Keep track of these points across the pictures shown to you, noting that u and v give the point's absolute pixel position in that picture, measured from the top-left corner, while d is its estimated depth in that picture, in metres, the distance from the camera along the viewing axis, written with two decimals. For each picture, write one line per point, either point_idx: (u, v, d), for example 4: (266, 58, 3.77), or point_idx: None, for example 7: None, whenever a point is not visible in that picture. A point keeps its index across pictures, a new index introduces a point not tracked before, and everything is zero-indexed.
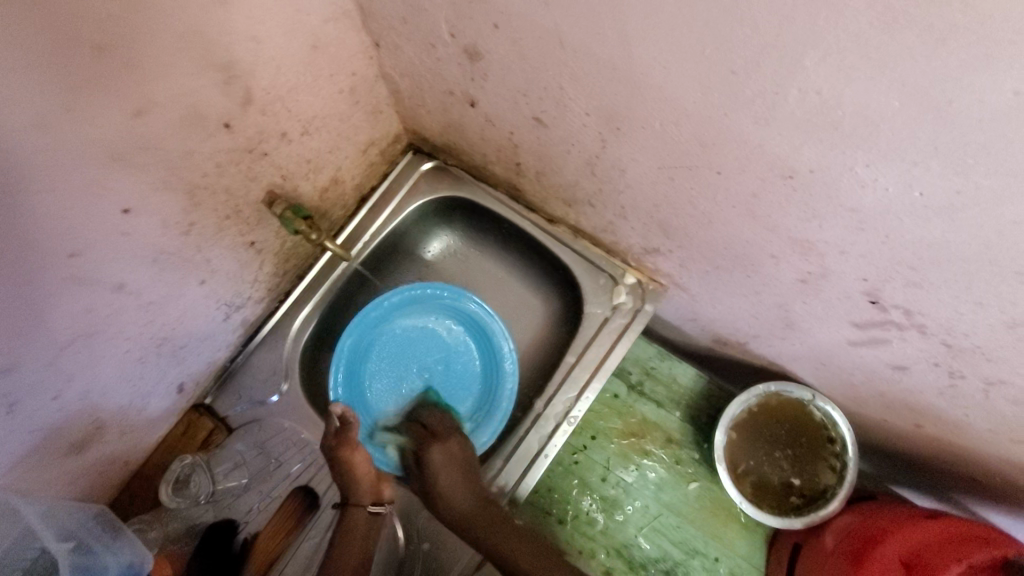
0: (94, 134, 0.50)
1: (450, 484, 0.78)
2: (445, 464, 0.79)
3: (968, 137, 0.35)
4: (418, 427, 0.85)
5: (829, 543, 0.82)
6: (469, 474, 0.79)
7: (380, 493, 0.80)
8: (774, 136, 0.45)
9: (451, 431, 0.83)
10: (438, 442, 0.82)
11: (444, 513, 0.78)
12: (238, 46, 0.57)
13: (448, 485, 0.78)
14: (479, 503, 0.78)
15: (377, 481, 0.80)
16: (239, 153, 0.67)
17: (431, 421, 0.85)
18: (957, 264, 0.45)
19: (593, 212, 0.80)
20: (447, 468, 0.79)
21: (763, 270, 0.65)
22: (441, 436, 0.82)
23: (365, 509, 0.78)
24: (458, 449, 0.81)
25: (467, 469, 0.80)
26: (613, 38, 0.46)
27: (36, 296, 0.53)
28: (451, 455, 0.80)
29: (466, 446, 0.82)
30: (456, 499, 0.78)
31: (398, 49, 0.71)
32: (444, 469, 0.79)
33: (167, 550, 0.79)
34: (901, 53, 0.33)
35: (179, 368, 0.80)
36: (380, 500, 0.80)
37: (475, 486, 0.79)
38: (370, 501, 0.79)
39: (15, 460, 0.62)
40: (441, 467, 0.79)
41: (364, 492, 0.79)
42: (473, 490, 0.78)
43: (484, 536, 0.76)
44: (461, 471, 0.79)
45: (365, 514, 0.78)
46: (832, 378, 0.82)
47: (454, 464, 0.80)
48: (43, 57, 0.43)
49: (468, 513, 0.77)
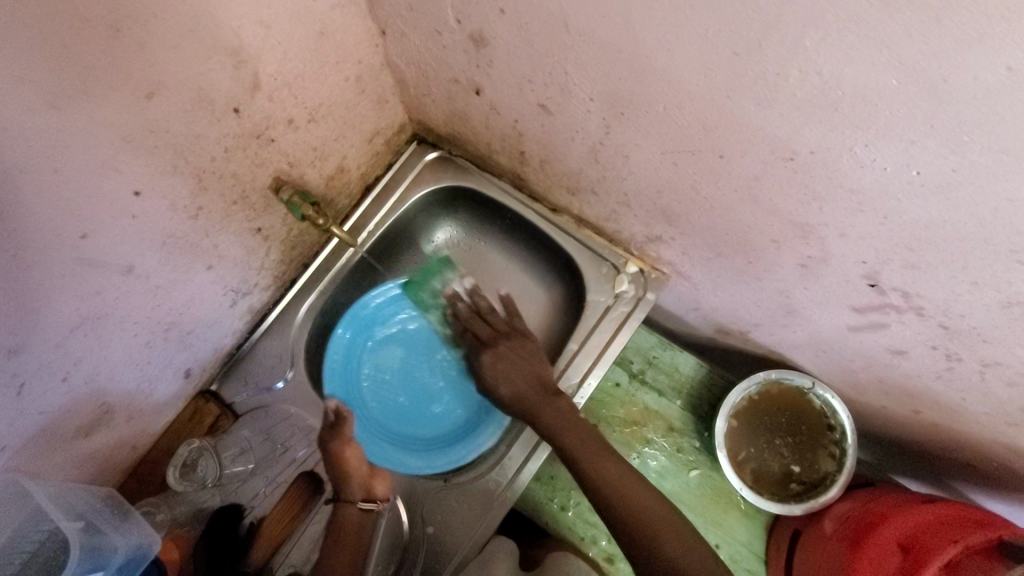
0: (105, 116, 0.51)
1: (512, 372, 0.85)
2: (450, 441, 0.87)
3: (963, 113, 0.36)
4: (469, 333, 0.92)
5: (827, 529, 0.83)
6: (524, 365, 0.85)
7: (372, 489, 0.84)
8: (776, 118, 0.45)
9: (503, 335, 0.89)
10: (512, 342, 0.88)
11: (504, 397, 0.84)
12: (247, 31, 0.58)
13: (504, 369, 0.86)
14: (541, 393, 0.81)
15: (369, 477, 0.85)
16: (247, 139, 0.68)
17: (483, 318, 0.92)
18: (954, 243, 0.46)
19: (596, 200, 0.81)
20: (506, 369, 0.86)
21: (764, 255, 0.66)
22: (501, 334, 0.89)
23: (355, 506, 0.83)
24: (534, 350, 0.86)
25: (529, 363, 0.85)
26: (617, 21, 0.47)
27: (47, 275, 0.54)
28: (506, 355, 0.87)
29: (524, 343, 0.87)
30: (523, 389, 0.83)
31: (404, 37, 0.72)
32: (502, 359, 0.86)
33: (176, 534, 0.83)
34: (898, 30, 0.34)
35: (186, 353, 0.81)
36: (371, 498, 0.84)
37: (529, 377, 0.83)
38: (359, 497, 0.83)
39: (24, 440, 0.63)
40: (503, 361, 0.86)
41: (355, 489, 0.84)
42: (533, 384, 0.82)
43: (548, 423, 0.79)
44: (519, 369, 0.85)
45: (357, 510, 0.83)
46: (832, 365, 0.83)
47: (511, 356, 0.86)
48: (57, 38, 0.43)
49: (532, 402, 0.81)
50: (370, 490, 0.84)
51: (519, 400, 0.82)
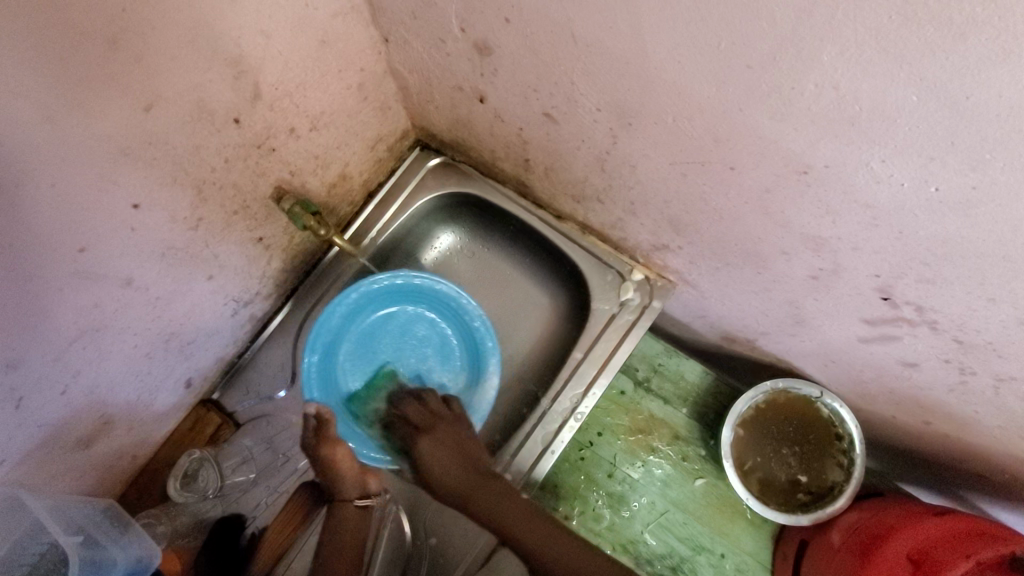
0: (103, 128, 0.50)
1: (444, 461, 0.77)
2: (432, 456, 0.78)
3: (986, 132, 0.35)
4: (404, 421, 0.81)
5: (835, 540, 0.83)
6: (461, 450, 0.78)
7: (366, 485, 0.81)
8: (789, 131, 0.44)
9: (439, 417, 0.81)
10: (427, 433, 0.79)
11: (435, 486, 0.77)
12: (248, 40, 0.57)
13: (439, 461, 0.77)
14: (476, 481, 0.76)
15: (363, 475, 0.81)
16: (248, 148, 0.67)
17: (410, 408, 0.82)
18: (971, 260, 0.45)
19: (601, 208, 0.79)
20: (438, 450, 0.78)
21: (774, 266, 0.64)
22: (424, 425, 0.80)
23: (352, 504, 0.80)
24: (446, 434, 0.79)
25: (455, 445, 0.78)
26: (626, 33, 0.46)
27: (44, 289, 0.53)
28: (443, 442, 0.78)
29: (455, 427, 0.80)
30: (450, 479, 0.77)
31: (407, 44, 0.71)
32: (437, 449, 0.78)
33: (176, 545, 0.82)
34: (920, 47, 0.33)
35: (187, 363, 0.80)
36: (367, 494, 0.81)
37: (471, 462, 0.77)
38: (356, 495, 0.80)
39: (23, 454, 0.62)
40: (434, 450, 0.78)
41: (351, 488, 0.80)
42: (467, 472, 0.77)
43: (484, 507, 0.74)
44: (450, 444, 0.78)
45: (353, 508, 0.80)
46: (840, 375, 0.81)
47: (446, 444, 0.78)
48: (54, 51, 0.42)
49: (466, 489, 0.76)
50: (366, 487, 0.81)
51: (451, 486, 0.76)
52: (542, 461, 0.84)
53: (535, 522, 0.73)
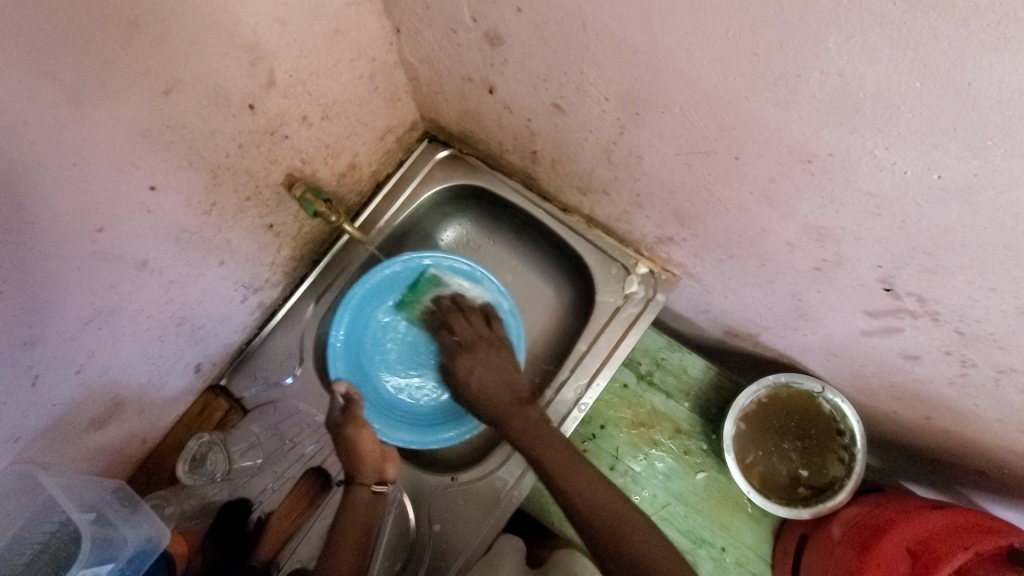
0: (123, 110, 0.51)
1: (485, 379, 0.81)
2: (479, 368, 0.82)
3: (987, 118, 0.36)
4: (450, 336, 0.86)
5: (836, 533, 0.83)
6: (502, 371, 0.81)
7: (383, 472, 0.80)
8: (795, 120, 0.45)
9: (482, 338, 0.84)
10: (467, 352, 0.84)
11: (471, 395, 0.81)
12: (264, 27, 0.58)
13: (481, 376, 0.81)
14: (513, 403, 0.79)
15: (381, 461, 0.80)
16: (261, 135, 0.68)
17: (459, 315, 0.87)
18: (972, 249, 0.46)
19: (607, 200, 0.80)
20: (479, 369, 0.82)
21: (778, 258, 0.65)
22: (468, 344, 0.84)
23: (367, 488, 0.79)
24: (487, 356, 0.83)
25: (499, 370, 0.81)
26: (636, 21, 0.47)
27: (63, 267, 0.54)
28: (485, 357, 0.82)
29: (498, 356, 0.82)
30: (492, 398, 0.80)
31: (418, 35, 0.72)
32: (483, 368, 0.81)
33: (183, 527, 0.84)
34: (923, 34, 0.34)
35: (197, 348, 0.81)
36: (383, 481, 0.80)
37: (511, 386, 0.80)
38: (372, 479, 0.79)
39: (37, 431, 0.63)
40: (472, 365, 0.82)
41: (368, 472, 0.79)
42: (503, 393, 0.80)
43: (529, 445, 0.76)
44: (494, 372, 0.81)
45: (369, 493, 0.79)
46: (842, 369, 0.82)
47: (489, 364, 0.82)
48: (79, 32, 0.44)
49: (507, 409, 0.79)
50: (383, 473, 0.80)
51: (490, 406, 0.80)
52: (567, 423, 0.86)
53: (563, 448, 0.75)
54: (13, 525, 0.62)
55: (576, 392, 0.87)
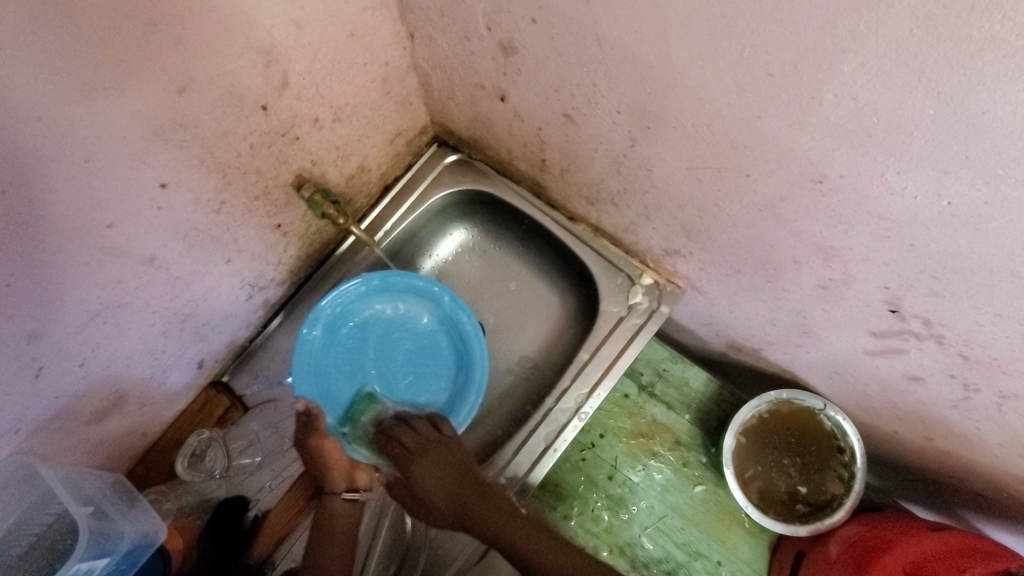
0: (138, 108, 0.51)
1: (433, 480, 0.74)
2: (433, 469, 0.75)
3: (999, 148, 0.36)
4: (394, 446, 0.78)
5: (832, 552, 0.83)
6: (456, 467, 0.75)
7: (355, 479, 0.84)
8: (807, 140, 0.45)
9: (427, 438, 0.78)
10: (419, 456, 0.76)
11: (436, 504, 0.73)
12: (280, 30, 0.59)
13: (436, 476, 0.74)
14: (478, 495, 0.74)
15: (352, 468, 0.84)
16: (273, 136, 0.68)
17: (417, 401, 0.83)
18: (980, 275, 0.46)
19: (615, 211, 0.81)
20: (433, 473, 0.75)
21: (784, 276, 0.65)
22: (418, 448, 0.76)
23: (339, 498, 0.82)
24: (440, 454, 0.76)
25: (451, 463, 0.76)
26: (651, 37, 0.47)
27: (71, 261, 0.55)
28: (441, 460, 0.75)
29: (446, 449, 0.77)
30: (443, 496, 0.74)
31: (432, 41, 0.72)
32: (432, 472, 0.74)
33: (182, 523, 0.84)
34: (939, 61, 0.34)
35: (201, 344, 0.81)
36: (354, 488, 0.84)
37: (475, 481, 0.75)
38: (343, 488, 0.83)
39: (40, 422, 0.64)
40: (422, 466, 0.75)
41: (339, 480, 0.84)
42: (456, 493, 0.74)
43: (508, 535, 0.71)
44: (447, 460, 0.76)
45: (341, 501, 0.83)
46: (844, 387, 0.82)
47: (438, 464, 0.75)
48: (97, 31, 0.44)
49: (471, 509, 0.73)
50: (354, 480, 0.84)
51: (456, 504, 0.73)
52: (544, 460, 0.85)
53: (547, 540, 0.71)
54: (9, 517, 0.63)
55: (568, 415, 0.86)
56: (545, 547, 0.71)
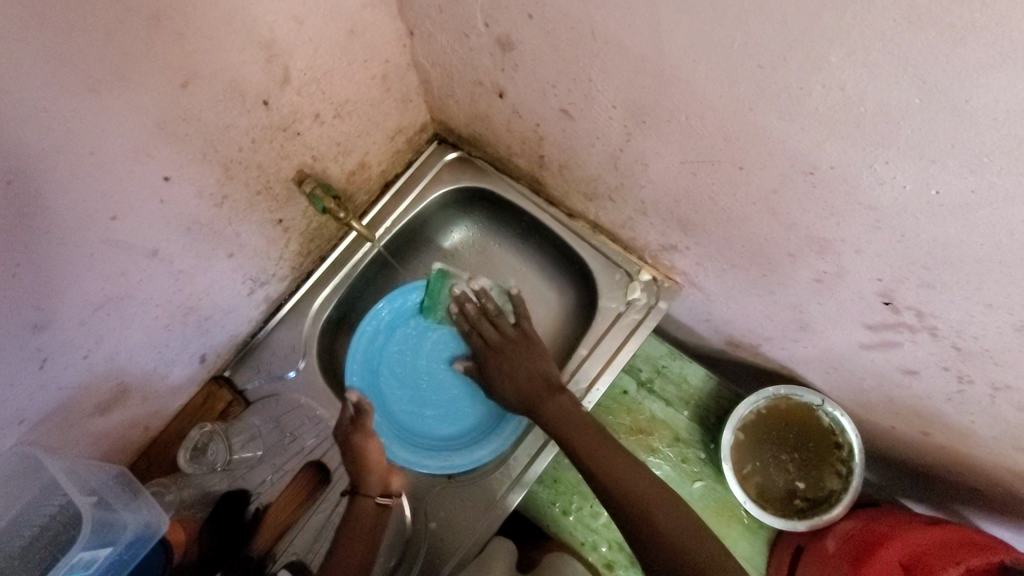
0: (142, 101, 0.52)
1: (516, 374, 0.87)
2: (506, 366, 0.88)
3: (984, 135, 0.36)
4: (478, 338, 0.92)
5: (830, 546, 0.83)
6: (528, 360, 0.87)
7: (389, 483, 0.84)
8: (797, 131, 0.46)
9: (508, 338, 0.90)
10: (501, 347, 0.90)
11: (505, 391, 0.87)
12: (281, 26, 0.60)
13: (517, 369, 0.87)
14: (540, 391, 0.84)
15: (387, 472, 0.83)
16: (274, 131, 0.69)
17: (489, 326, 0.92)
18: (969, 264, 0.46)
19: (612, 207, 0.81)
20: (510, 369, 0.88)
21: (779, 269, 0.66)
22: (499, 344, 0.90)
23: (372, 500, 0.81)
24: (517, 352, 0.89)
25: (523, 362, 0.88)
26: (643, 30, 0.48)
27: (75, 253, 0.56)
28: (514, 356, 0.89)
29: (525, 347, 0.88)
30: (520, 384, 0.86)
31: (431, 38, 0.73)
32: (511, 368, 0.88)
33: (183, 517, 0.83)
34: (922, 50, 0.34)
35: (203, 338, 0.82)
36: (388, 493, 0.83)
37: (532, 380, 0.85)
38: (377, 492, 0.82)
39: (44, 413, 0.65)
40: (504, 365, 0.88)
41: (374, 483, 0.82)
42: (536, 380, 0.85)
43: (548, 418, 0.82)
44: (524, 363, 0.87)
45: (372, 505, 0.81)
46: (841, 382, 0.82)
47: (514, 360, 0.88)
48: (99, 24, 0.45)
49: (533, 396, 0.84)
50: (388, 485, 0.83)
51: (523, 395, 0.85)
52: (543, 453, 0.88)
53: (642, 474, 0.77)
54: (12, 508, 0.64)
55: (602, 364, 0.89)
56: (603, 456, 0.78)
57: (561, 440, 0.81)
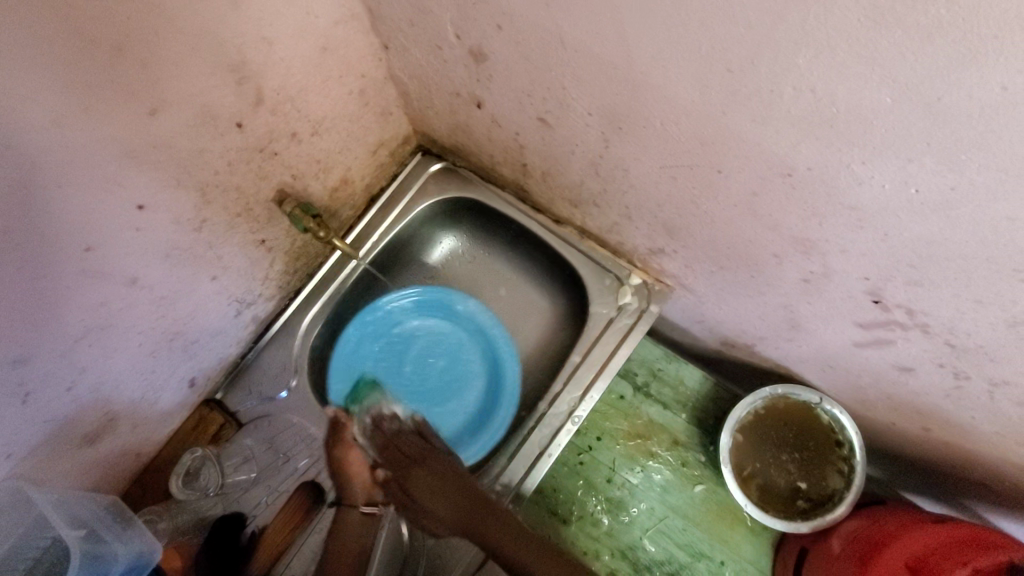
0: (109, 132, 0.52)
1: (437, 506, 0.80)
2: (427, 474, 0.81)
3: (960, 132, 0.35)
4: (397, 454, 0.83)
5: (835, 547, 0.82)
6: (455, 481, 0.80)
7: (372, 493, 0.83)
8: (772, 134, 0.45)
9: (427, 450, 0.83)
10: (416, 463, 0.83)
11: (432, 528, 0.81)
12: (249, 47, 0.59)
13: (439, 492, 0.80)
14: (474, 506, 0.79)
15: (369, 484, 0.83)
16: (250, 152, 0.68)
17: (405, 443, 0.84)
18: (956, 262, 0.45)
19: (598, 212, 0.80)
20: (429, 491, 0.81)
21: (766, 270, 0.65)
22: (415, 457, 0.83)
23: (357, 510, 0.82)
24: (434, 465, 0.82)
25: (439, 484, 0.81)
26: (612, 38, 0.47)
27: (51, 287, 0.55)
28: (439, 475, 0.81)
29: (445, 460, 0.82)
30: (446, 514, 0.80)
31: (405, 51, 0.73)
32: (432, 491, 0.81)
33: (176, 541, 0.82)
34: (891, 49, 0.33)
35: (190, 363, 0.82)
36: (373, 501, 0.83)
37: (462, 487, 0.80)
38: (362, 501, 0.83)
39: (29, 448, 0.64)
40: (425, 493, 0.81)
41: (358, 493, 0.83)
42: (460, 507, 0.79)
43: (491, 536, 0.78)
44: (451, 485, 0.80)
45: (358, 514, 0.82)
46: (838, 380, 0.81)
47: (437, 486, 0.81)
48: (57, 56, 0.44)
49: (463, 523, 0.79)
50: (372, 495, 0.83)
51: (459, 519, 0.80)
52: (535, 470, 0.84)
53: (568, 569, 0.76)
54: (5, 542, 0.62)
55: (573, 401, 0.87)
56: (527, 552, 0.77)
57: (506, 563, 0.78)
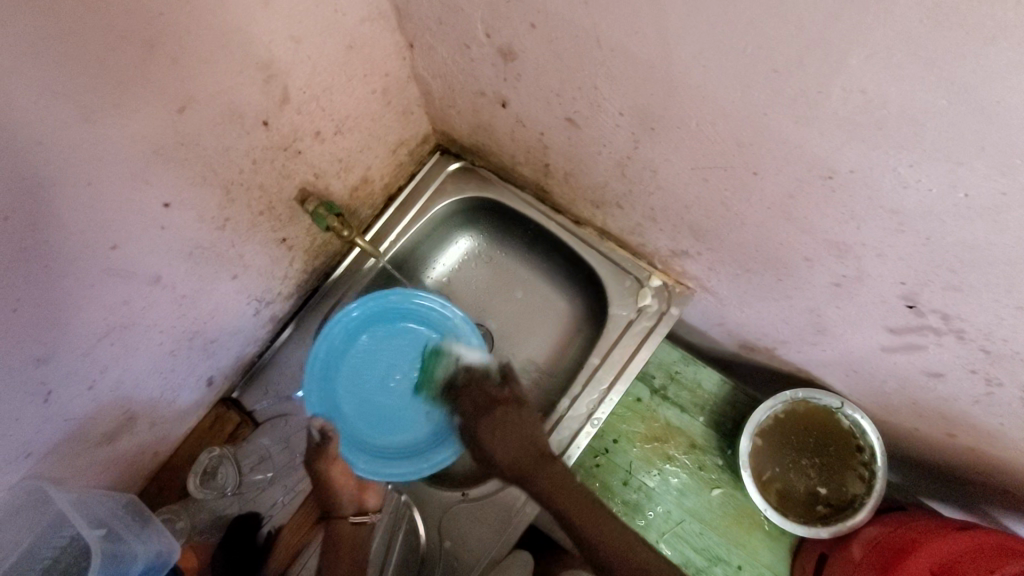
0: (139, 128, 0.51)
1: (511, 440, 0.78)
2: (502, 434, 0.78)
3: (1016, 136, 0.35)
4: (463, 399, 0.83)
5: (855, 554, 0.81)
6: (522, 429, 0.78)
7: (362, 502, 0.86)
8: (815, 136, 0.44)
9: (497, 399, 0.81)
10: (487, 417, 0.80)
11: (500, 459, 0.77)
12: (279, 45, 0.59)
13: (511, 439, 0.78)
14: (535, 461, 0.76)
15: (359, 491, 0.85)
16: (274, 151, 0.68)
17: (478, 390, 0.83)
18: (1001, 267, 0.44)
19: (621, 213, 0.80)
20: (501, 434, 0.78)
21: (796, 273, 0.64)
22: (483, 408, 0.81)
23: (347, 521, 0.84)
24: (514, 423, 0.79)
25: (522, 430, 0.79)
26: (650, 36, 0.47)
27: (77, 285, 0.55)
28: (508, 421, 0.79)
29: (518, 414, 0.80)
30: (517, 455, 0.77)
31: (431, 50, 0.72)
32: (508, 435, 0.78)
33: (193, 541, 0.85)
34: (949, 50, 0.33)
35: (209, 361, 0.81)
36: (363, 511, 0.85)
37: (531, 444, 0.77)
38: (351, 512, 0.84)
39: (49, 446, 0.63)
40: (497, 425, 0.79)
41: (347, 504, 0.84)
42: (528, 452, 0.77)
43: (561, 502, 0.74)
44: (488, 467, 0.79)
45: (348, 525, 0.84)
46: (862, 385, 0.80)
47: (509, 431, 0.78)
48: (91, 52, 0.44)
49: (528, 467, 0.76)
50: (360, 504, 0.86)
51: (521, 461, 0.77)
52: None
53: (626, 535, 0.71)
54: (22, 543, 0.62)
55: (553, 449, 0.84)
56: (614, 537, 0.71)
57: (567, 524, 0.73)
